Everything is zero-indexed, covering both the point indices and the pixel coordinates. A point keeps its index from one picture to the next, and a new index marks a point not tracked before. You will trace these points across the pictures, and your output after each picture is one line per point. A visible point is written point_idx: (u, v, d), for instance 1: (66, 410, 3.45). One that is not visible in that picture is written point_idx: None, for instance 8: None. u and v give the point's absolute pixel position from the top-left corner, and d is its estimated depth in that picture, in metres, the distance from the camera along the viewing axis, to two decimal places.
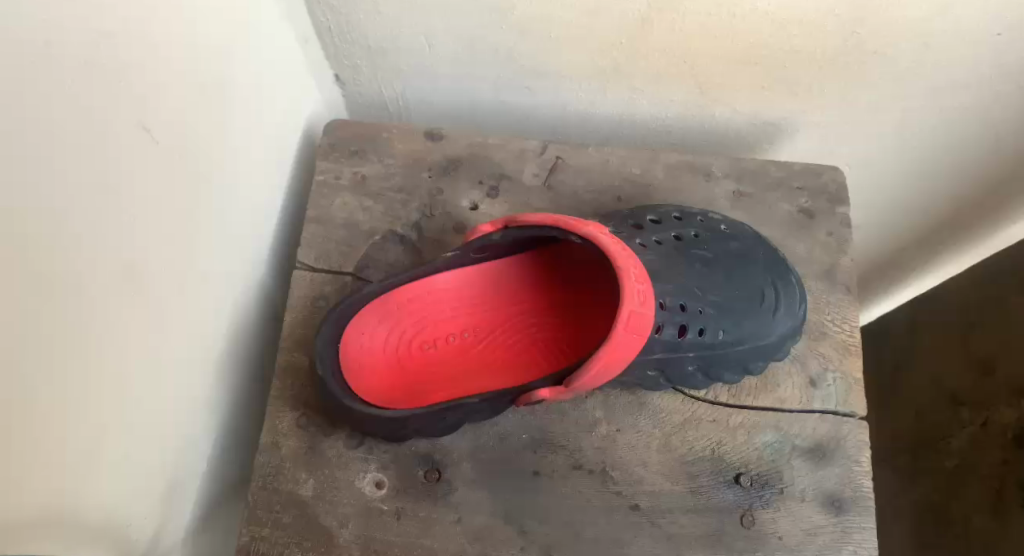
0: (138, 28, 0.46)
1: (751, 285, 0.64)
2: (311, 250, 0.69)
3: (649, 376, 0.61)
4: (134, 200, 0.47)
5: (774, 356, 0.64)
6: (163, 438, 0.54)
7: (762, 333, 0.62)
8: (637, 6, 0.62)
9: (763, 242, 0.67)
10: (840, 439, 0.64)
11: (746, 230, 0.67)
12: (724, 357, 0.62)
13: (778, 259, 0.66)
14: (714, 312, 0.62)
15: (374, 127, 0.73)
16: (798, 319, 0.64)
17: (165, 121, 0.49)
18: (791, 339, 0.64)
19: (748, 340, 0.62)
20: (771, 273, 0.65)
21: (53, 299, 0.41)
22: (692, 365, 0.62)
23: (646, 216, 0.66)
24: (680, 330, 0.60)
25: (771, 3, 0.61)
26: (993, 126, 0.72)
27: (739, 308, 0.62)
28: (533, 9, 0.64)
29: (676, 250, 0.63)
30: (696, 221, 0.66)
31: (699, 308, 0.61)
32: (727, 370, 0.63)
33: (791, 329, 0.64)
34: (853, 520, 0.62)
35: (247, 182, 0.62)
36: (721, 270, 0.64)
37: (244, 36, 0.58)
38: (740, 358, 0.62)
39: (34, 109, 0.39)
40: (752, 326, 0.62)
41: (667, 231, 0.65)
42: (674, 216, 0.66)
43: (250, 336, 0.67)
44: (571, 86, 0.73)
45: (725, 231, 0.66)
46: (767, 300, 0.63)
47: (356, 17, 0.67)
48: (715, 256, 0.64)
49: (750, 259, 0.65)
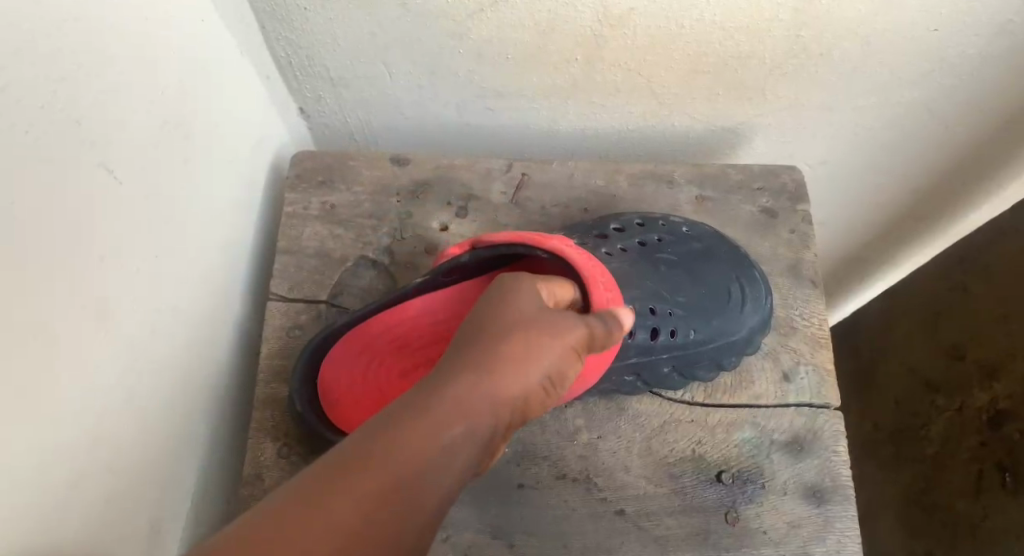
0: (95, 72, 0.46)
1: (716, 284, 0.65)
2: (284, 281, 0.69)
3: (626, 382, 0.62)
4: (97, 238, 0.47)
5: (747, 351, 0.65)
6: (143, 477, 0.54)
7: (730, 329, 0.64)
8: (589, 23, 0.64)
9: (725, 240, 0.68)
10: (816, 431, 0.65)
11: (708, 229, 0.69)
12: (696, 356, 0.63)
13: (741, 254, 0.68)
14: (683, 313, 0.63)
15: (340, 157, 0.74)
16: (766, 312, 0.66)
17: (127, 160, 0.50)
18: (761, 331, 0.65)
19: (718, 337, 0.63)
20: (736, 269, 0.66)
21: (15, 342, 0.41)
22: (668, 366, 0.63)
23: (610, 225, 0.67)
24: (652, 334, 0.61)
25: (718, 11, 0.63)
26: (941, 117, 0.74)
27: (708, 308, 0.64)
28: (488, 31, 0.66)
29: (640, 256, 0.65)
30: (659, 225, 0.68)
31: (668, 310, 0.62)
32: (701, 368, 0.64)
33: (760, 322, 0.65)
34: (834, 509, 0.63)
35: (214, 218, 0.63)
36: (685, 272, 0.65)
37: (201, 74, 0.59)
38: (712, 356, 0.64)
39: (6, 147, 0.40)
40: (721, 326, 0.64)
41: (631, 238, 0.66)
42: (637, 223, 0.67)
43: (228, 370, 0.67)
44: (532, 105, 0.74)
45: (687, 233, 0.68)
46: (733, 298, 0.65)
47: (315, 50, 0.68)
48: (678, 258, 0.66)
49: (713, 257, 0.67)
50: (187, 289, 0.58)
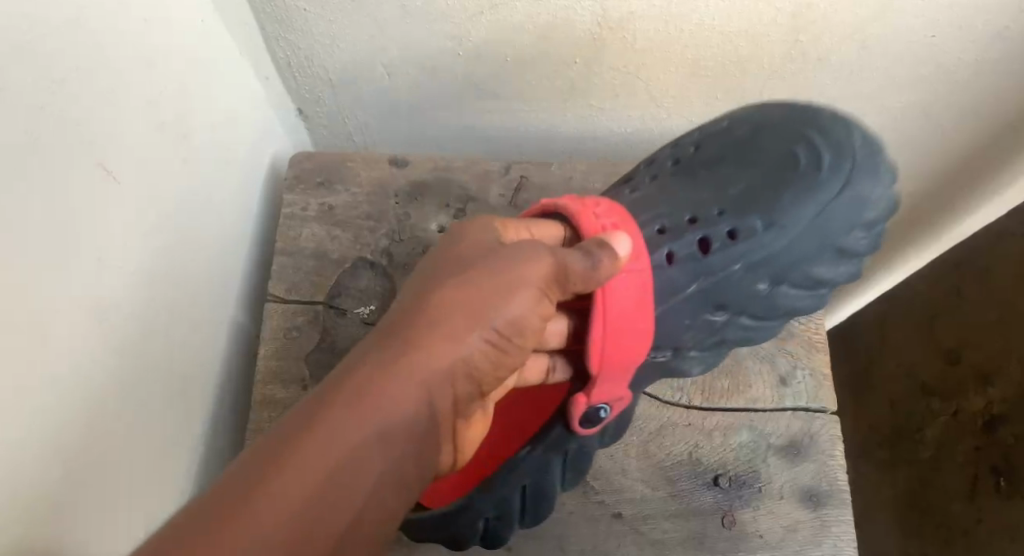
0: (93, 73, 0.46)
1: (773, 152, 0.54)
2: (282, 282, 0.69)
3: (715, 319, 0.55)
4: (94, 239, 0.47)
5: (855, 179, 0.53)
6: (140, 479, 0.54)
7: (805, 200, 0.52)
8: (588, 26, 0.64)
9: (781, 105, 0.57)
10: (812, 435, 0.65)
11: (746, 111, 0.58)
12: (789, 266, 0.53)
13: (798, 107, 0.56)
14: (741, 209, 0.53)
15: (339, 158, 0.74)
16: (842, 150, 0.53)
17: (125, 160, 0.50)
18: (870, 183, 0.53)
19: (800, 224, 0.53)
20: (789, 124, 0.55)
21: (13, 343, 0.40)
22: (762, 278, 0.54)
23: (630, 170, 0.61)
24: (702, 247, 0.54)
25: (717, 15, 0.63)
26: (938, 122, 0.74)
27: (772, 190, 0.53)
28: (486, 33, 0.66)
29: (667, 176, 0.57)
30: (684, 138, 0.59)
31: (718, 211, 0.54)
32: (807, 251, 0.53)
33: (860, 186, 0.53)
34: (830, 513, 0.63)
35: (212, 219, 0.62)
36: (733, 165, 0.55)
37: (200, 74, 0.59)
38: (811, 246, 0.53)
39: (5, 147, 0.39)
40: (793, 201, 0.52)
41: (654, 165, 0.59)
42: (661, 151, 0.60)
43: (226, 371, 0.67)
44: (531, 107, 0.74)
45: (725, 125, 0.58)
46: (801, 161, 0.53)
47: (314, 51, 0.68)
48: (720, 155, 0.56)
49: (757, 131, 0.56)
50: (185, 290, 0.58)
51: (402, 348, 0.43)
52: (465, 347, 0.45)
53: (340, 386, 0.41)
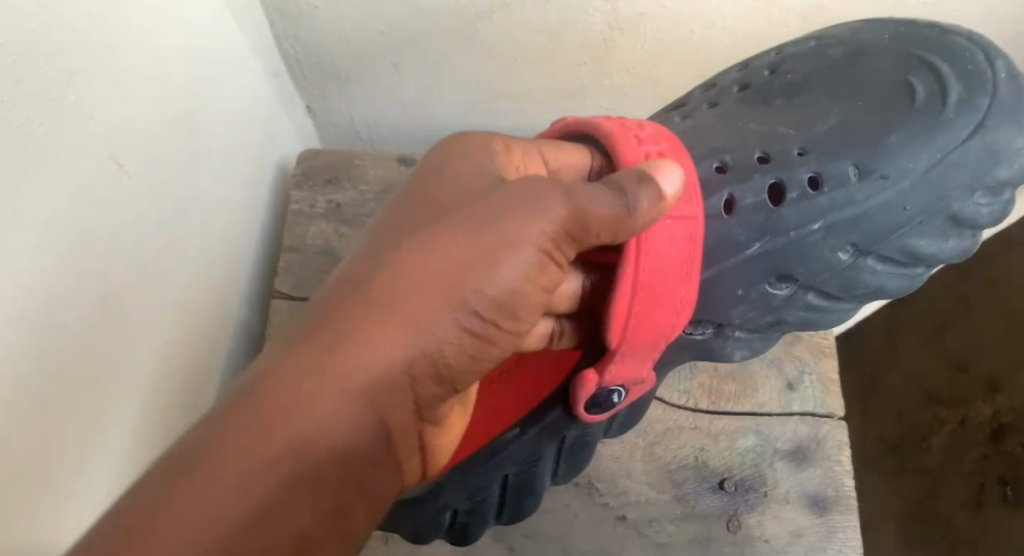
0: (105, 66, 0.46)
1: (879, 79, 0.49)
2: (289, 278, 0.69)
3: (772, 288, 0.49)
4: (102, 233, 0.47)
5: (972, 112, 0.46)
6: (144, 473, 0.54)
7: (923, 140, 0.46)
8: (599, 26, 0.64)
9: (886, 27, 0.52)
10: (819, 440, 0.65)
11: (850, 35, 0.52)
12: (883, 232, 0.47)
13: (909, 32, 0.51)
14: (833, 152, 0.47)
15: (347, 155, 0.74)
16: (971, 82, 0.47)
17: (134, 154, 0.50)
18: (1001, 123, 0.46)
19: (907, 174, 0.46)
20: (902, 51, 0.50)
21: (22, 335, 0.40)
22: (847, 244, 0.47)
23: (694, 90, 0.56)
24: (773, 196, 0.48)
25: (729, 16, 0.62)
26: None
27: (876, 121, 0.47)
28: (496, 32, 0.65)
29: (741, 100, 0.52)
30: (767, 57, 0.54)
31: (799, 151, 0.48)
32: (907, 213, 0.47)
33: (993, 133, 0.46)
34: (836, 519, 0.63)
35: (219, 214, 0.62)
36: (822, 91, 0.50)
37: (211, 68, 0.59)
38: (916, 209, 0.46)
39: (19, 139, 0.39)
40: (907, 139, 0.46)
41: (728, 83, 0.54)
42: (737, 69, 0.55)
43: (232, 367, 0.67)
44: (540, 108, 0.74)
45: (815, 45, 0.53)
46: (917, 93, 0.47)
47: (323, 48, 0.67)
48: (806, 79, 0.51)
49: (863, 56, 0.50)
50: (192, 284, 0.58)
51: (368, 308, 0.37)
52: (441, 315, 0.38)
53: (296, 356, 0.35)
